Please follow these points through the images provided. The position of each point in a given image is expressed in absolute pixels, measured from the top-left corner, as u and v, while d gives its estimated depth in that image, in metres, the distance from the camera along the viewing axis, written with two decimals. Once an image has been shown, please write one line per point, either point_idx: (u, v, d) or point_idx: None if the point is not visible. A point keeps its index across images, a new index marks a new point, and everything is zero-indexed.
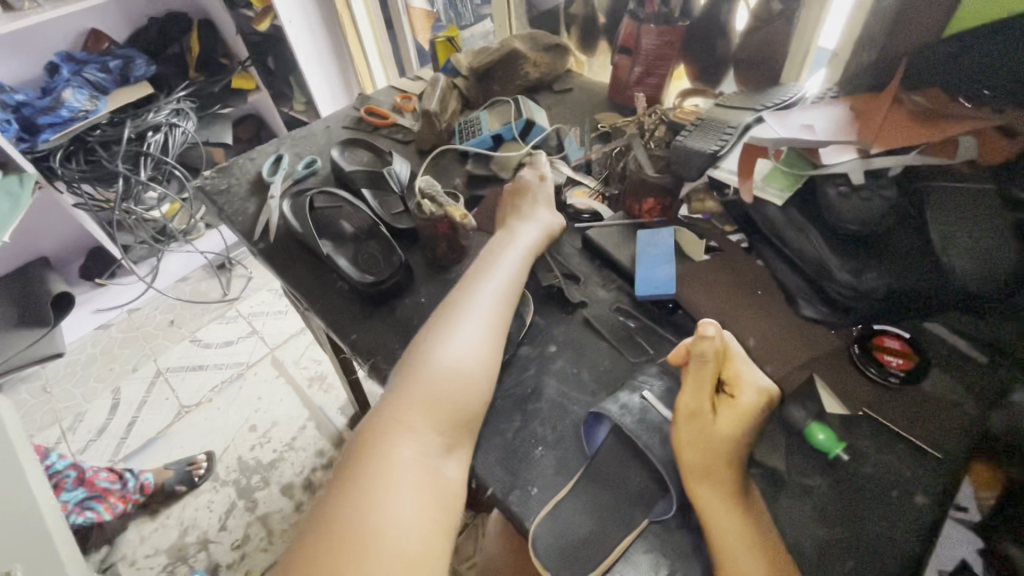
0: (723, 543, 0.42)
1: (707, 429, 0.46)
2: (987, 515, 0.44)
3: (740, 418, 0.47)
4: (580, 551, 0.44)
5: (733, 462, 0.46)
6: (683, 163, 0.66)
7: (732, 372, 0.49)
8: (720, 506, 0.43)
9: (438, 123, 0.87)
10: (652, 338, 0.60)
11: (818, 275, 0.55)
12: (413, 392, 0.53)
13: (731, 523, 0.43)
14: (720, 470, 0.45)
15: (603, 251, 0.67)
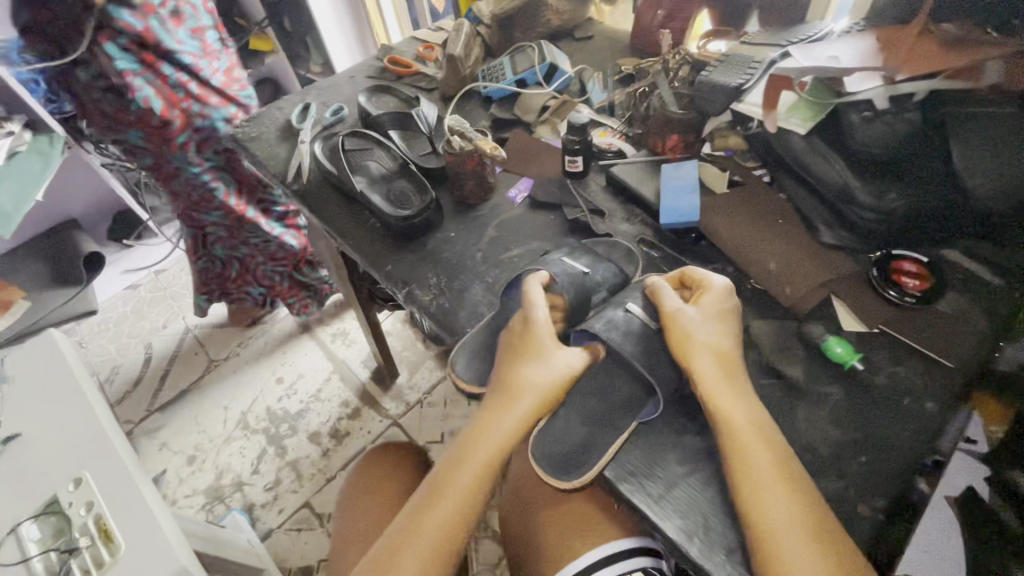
0: (743, 440, 0.44)
1: (689, 323, 0.50)
2: (995, 447, 0.47)
3: (721, 309, 0.52)
4: (577, 459, 0.49)
5: (729, 358, 0.49)
6: (708, 99, 0.67)
7: (700, 286, 0.54)
8: (720, 383, 0.47)
9: (463, 68, 0.88)
10: (675, 266, 0.62)
11: (839, 199, 0.58)
12: (404, 531, 0.49)
13: (732, 397, 0.47)
14: (729, 364, 0.49)
15: (627, 187, 0.69)
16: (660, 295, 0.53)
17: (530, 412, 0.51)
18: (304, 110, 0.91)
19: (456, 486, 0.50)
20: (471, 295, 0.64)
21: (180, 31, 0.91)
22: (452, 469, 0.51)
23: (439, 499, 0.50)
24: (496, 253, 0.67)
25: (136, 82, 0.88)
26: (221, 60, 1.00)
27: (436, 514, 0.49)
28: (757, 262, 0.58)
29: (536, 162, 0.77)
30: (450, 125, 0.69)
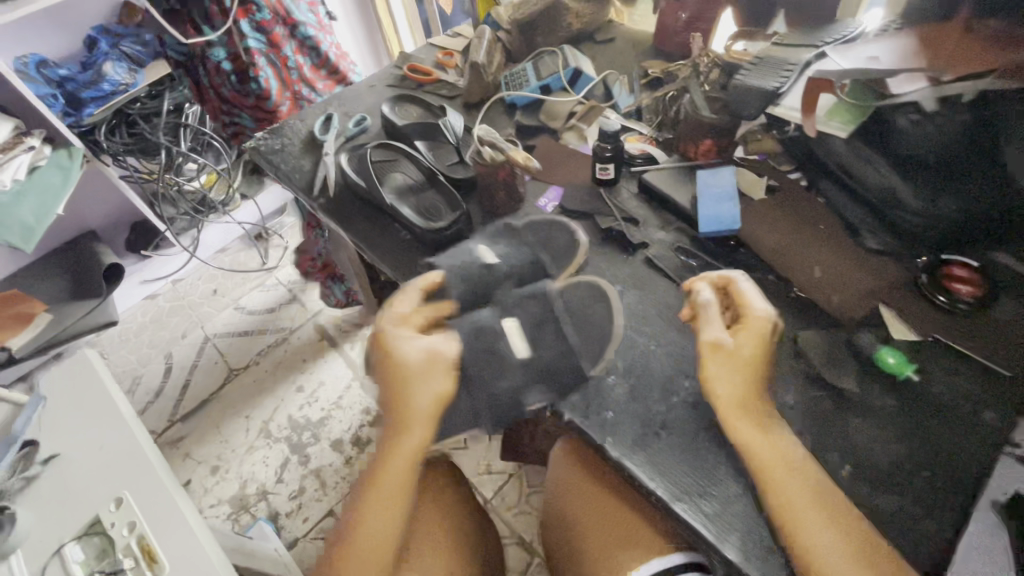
0: (778, 475, 0.44)
1: (733, 357, 0.47)
2: None
3: (763, 344, 0.48)
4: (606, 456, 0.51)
5: (760, 388, 0.47)
6: (742, 103, 0.66)
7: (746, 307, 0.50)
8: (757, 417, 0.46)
9: (486, 75, 0.87)
10: (714, 275, 0.61)
11: (887, 204, 0.57)
12: (344, 546, 0.52)
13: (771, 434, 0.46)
14: (753, 400, 0.47)
15: (661, 194, 0.68)
16: (705, 321, 0.50)
17: (427, 415, 0.51)
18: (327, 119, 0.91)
19: (380, 498, 0.52)
20: None
21: (303, 10, 1.34)
22: (371, 484, 0.52)
23: (363, 515, 0.52)
24: None
25: (261, 62, 1.29)
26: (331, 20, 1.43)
27: (364, 528, 0.52)
28: (803, 269, 0.57)
29: (565, 169, 0.76)
30: (479, 135, 0.71)
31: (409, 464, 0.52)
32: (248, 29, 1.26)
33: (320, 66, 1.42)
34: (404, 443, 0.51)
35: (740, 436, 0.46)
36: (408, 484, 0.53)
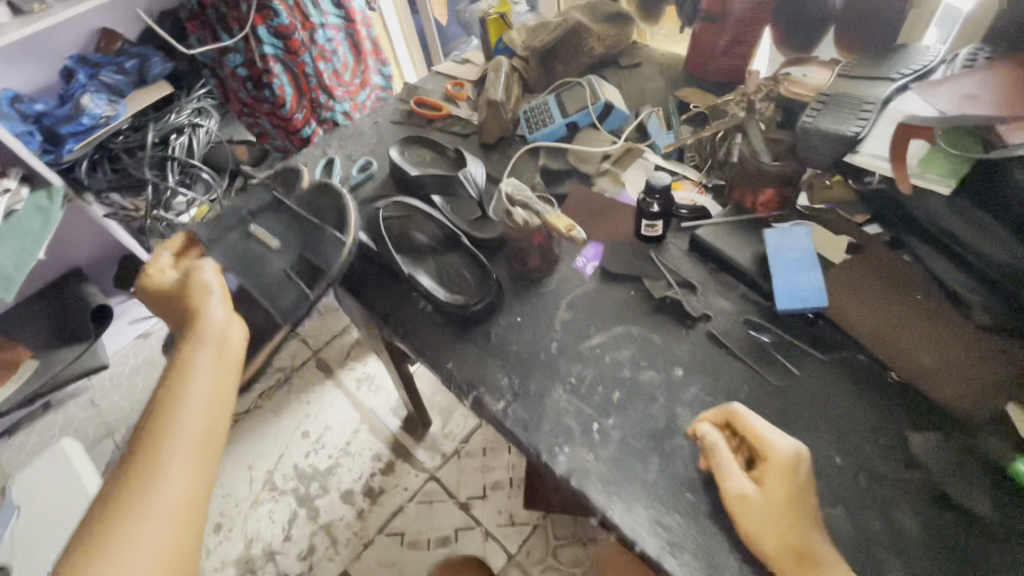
0: None
1: (761, 507, 0.42)
2: None
3: (792, 479, 0.42)
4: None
5: (812, 531, 0.40)
6: (812, 148, 0.57)
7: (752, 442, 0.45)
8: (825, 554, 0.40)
9: (505, 113, 0.78)
10: (793, 355, 0.52)
11: (1008, 279, 0.48)
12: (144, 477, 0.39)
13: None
14: (814, 550, 0.39)
15: (719, 255, 0.60)
16: (717, 456, 0.45)
17: (219, 332, 0.50)
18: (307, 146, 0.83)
19: (178, 395, 0.44)
20: (553, 400, 0.54)
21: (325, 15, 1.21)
22: (169, 401, 0.43)
23: (166, 419, 0.42)
24: (574, 342, 0.58)
25: (277, 67, 1.21)
26: (367, 31, 1.33)
27: (176, 419, 0.42)
28: (912, 355, 0.49)
29: (602, 222, 0.67)
30: (507, 193, 0.61)
31: (227, 366, 0.48)
32: (265, 34, 1.15)
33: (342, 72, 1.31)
34: (186, 358, 0.47)
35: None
36: (227, 405, 0.46)
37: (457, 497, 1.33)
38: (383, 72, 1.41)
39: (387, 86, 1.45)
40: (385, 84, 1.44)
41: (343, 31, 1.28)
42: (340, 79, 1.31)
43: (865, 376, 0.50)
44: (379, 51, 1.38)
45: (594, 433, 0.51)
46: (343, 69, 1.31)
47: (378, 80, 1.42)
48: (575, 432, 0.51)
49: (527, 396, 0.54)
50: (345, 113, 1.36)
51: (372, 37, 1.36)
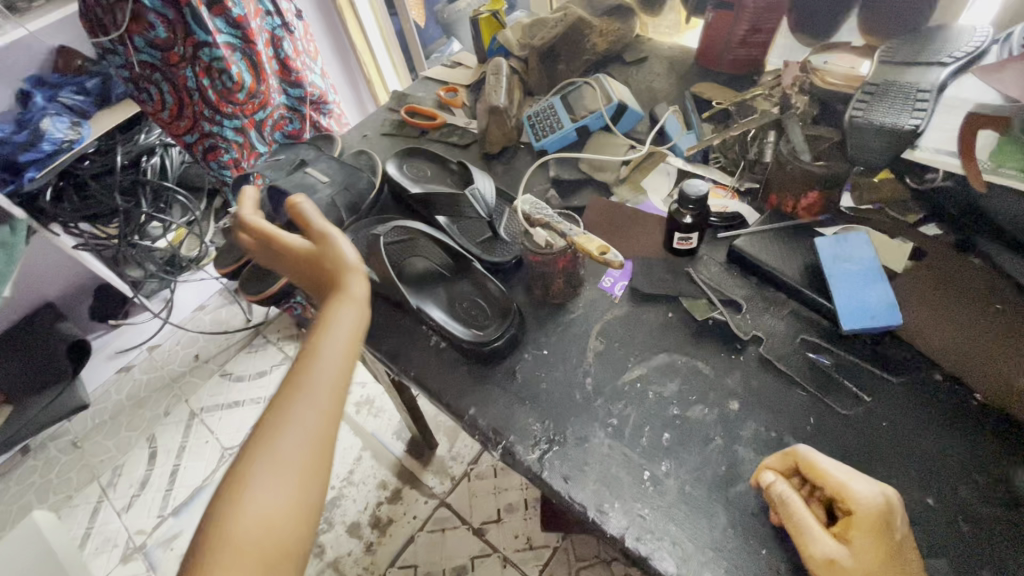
0: None
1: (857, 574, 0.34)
2: None
3: (883, 539, 0.34)
4: None
5: None
6: (861, 144, 0.50)
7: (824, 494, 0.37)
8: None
9: (508, 119, 0.72)
10: (861, 378, 0.47)
11: None
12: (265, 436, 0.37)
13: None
14: None
15: (764, 267, 0.53)
16: (792, 514, 0.37)
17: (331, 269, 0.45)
18: (331, 142, 0.79)
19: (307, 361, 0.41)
20: (594, 447, 0.47)
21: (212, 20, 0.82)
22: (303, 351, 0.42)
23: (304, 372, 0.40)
24: (610, 377, 0.51)
25: (156, 75, 0.88)
26: (282, 50, 0.97)
27: (311, 383, 0.40)
28: (996, 377, 0.43)
29: (625, 234, 0.61)
30: (523, 211, 0.54)
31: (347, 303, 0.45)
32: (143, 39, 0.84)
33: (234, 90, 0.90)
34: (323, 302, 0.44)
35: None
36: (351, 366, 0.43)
37: (470, 523, 1.26)
38: (292, 91, 1.03)
39: (300, 111, 1.06)
40: (295, 106, 1.05)
41: (246, 47, 0.89)
42: (233, 98, 0.90)
43: (948, 404, 0.44)
44: (292, 71, 1.00)
45: (647, 483, 0.45)
46: (238, 85, 0.89)
47: (285, 102, 1.03)
48: (625, 484, 0.45)
49: (567, 443, 0.48)
50: (236, 132, 0.96)
51: (286, 55, 0.98)
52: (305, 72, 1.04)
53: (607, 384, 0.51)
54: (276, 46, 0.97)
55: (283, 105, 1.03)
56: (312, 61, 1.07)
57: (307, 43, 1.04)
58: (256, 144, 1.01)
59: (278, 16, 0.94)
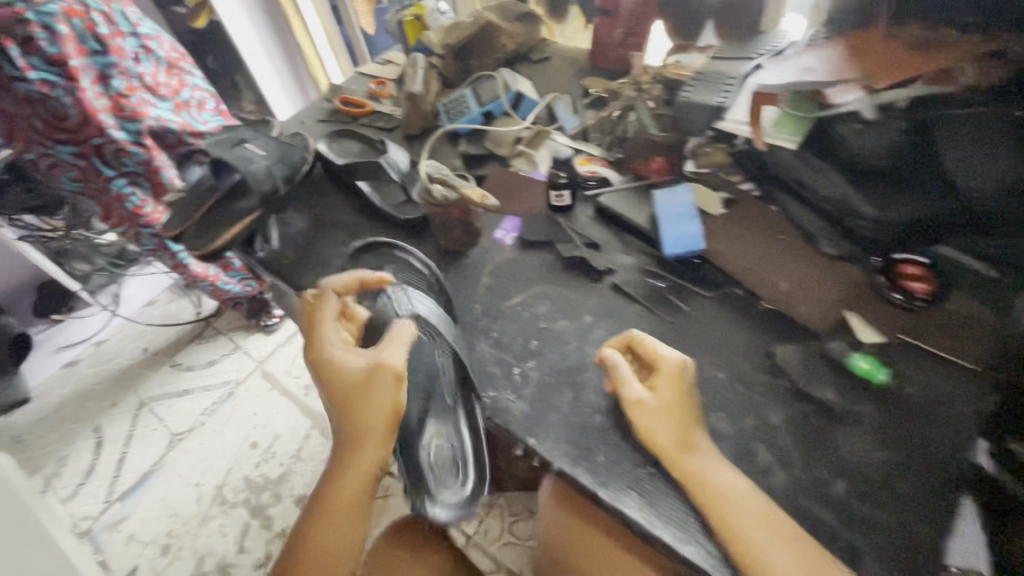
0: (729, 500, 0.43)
1: (653, 408, 0.47)
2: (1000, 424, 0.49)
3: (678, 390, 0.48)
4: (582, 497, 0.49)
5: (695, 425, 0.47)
6: (689, 119, 0.67)
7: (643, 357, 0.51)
8: (706, 455, 0.45)
9: (424, 105, 0.84)
10: (683, 295, 0.61)
11: (841, 214, 0.57)
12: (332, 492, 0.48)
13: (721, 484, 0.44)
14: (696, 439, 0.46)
15: (620, 217, 0.67)
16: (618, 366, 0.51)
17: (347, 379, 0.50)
18: (269, 125, 0.89)
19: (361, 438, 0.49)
20: (478, 354, 0.59)
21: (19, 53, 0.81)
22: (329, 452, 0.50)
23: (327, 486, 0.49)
24: (496, 303, 0.63)
25: None
26: (114, 86, 0.91)
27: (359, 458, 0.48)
28: (771, 283, 0.57)
29: (516, 195, 0.74)
30: (427, 172, 0.64)
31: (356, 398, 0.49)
32: None
33: (58, 121, 0.89)
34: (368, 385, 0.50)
35: (684, 479, 0.45)
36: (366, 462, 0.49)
37: None
38: (129, 127, 0.94)
39: (145, 146, 0.95)
40: (136, 142, 0.94)
41: (67, 82, 0.85)
42: (59, 125, 0.90)
43: (744, 308, 0.58)
44: (126, 107, 0.93)
45: (516, 376, 0.57)
46: (64, 114, 0.88)
47: (123, 138, 0.93)
48: (499, 377, 0.57)
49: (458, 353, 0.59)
50: (73, 157, 0.94)
51: (117, 91, 0.92)
52: (149, 108, 0.96)
53: (493, 308, 0.63)
54: (105, 83, 0.91)
55: (120, 142, 0.93)
56: (159, 96, 0.99)
57: (155, 82, 0.98)
58: (102, 170, 0.96)
59: (109, 54, 0.89)
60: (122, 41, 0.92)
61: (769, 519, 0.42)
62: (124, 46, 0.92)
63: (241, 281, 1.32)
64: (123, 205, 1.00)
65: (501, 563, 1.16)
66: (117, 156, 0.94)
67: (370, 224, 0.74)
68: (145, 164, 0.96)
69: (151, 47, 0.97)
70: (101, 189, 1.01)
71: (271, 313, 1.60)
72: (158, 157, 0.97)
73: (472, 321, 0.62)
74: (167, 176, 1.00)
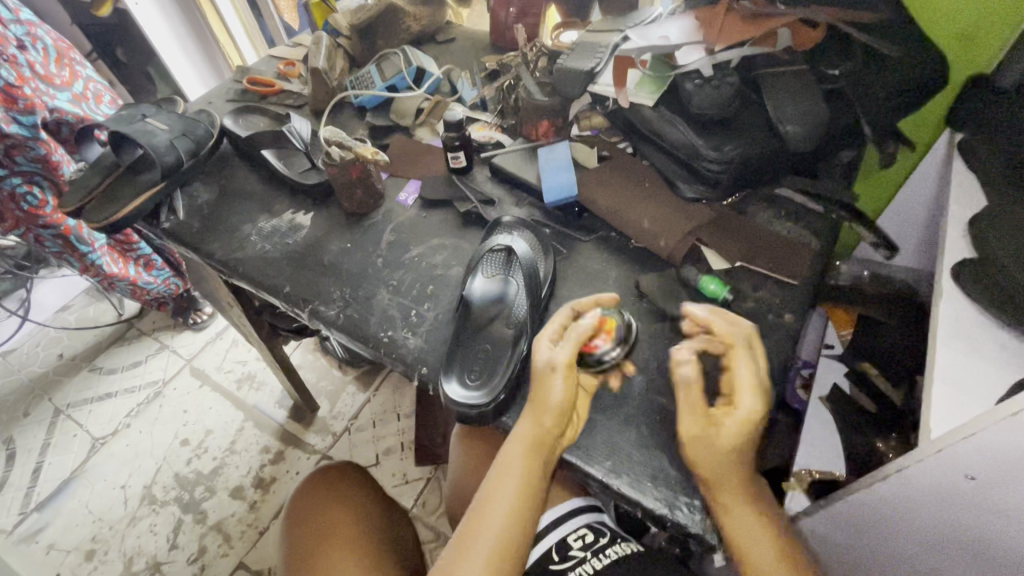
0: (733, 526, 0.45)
1: (708, 440, 0.45)
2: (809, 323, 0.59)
3: (747, 428, 0.45)
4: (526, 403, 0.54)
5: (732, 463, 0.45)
6: (566, 84, 0.73)
7: (750, 377, 0.47)
8: (731, 500, 0.45)
9: (330, 81, 0.87)
10: (565, 240, 0.67)
11: (689, 157, 0.65)
12: (489, 510, 0.48)
13: (755, 529, 0.45)
14: (732, 471, 0.45)
15: (510, 174, 0.73)
16: (735, 372, 0.48)
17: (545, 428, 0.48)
18: (173, 104, 0.90)
19: (506, 467, 0.49)
20: (378, 300, 0.64)
21: None
22: (499, 469, 0.49)
23: (476, 531, 0.48)
24: (397, 256, 0.68)
25: None
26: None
27: (506, 478, 0.48)
28: (635, 220, 0.64)
29: (417, 160, 0.78)
30: (325, 136, 0.69)
31: (545, 450, 0.48)
32: None
33: None
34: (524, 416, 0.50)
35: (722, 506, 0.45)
36: (528, 504, 0.48)
37: None
38: (24, 120, 0.91)
39: (42, 140, 0.94)
40: (32, 137, 0.92)
41: None
42: None
43: (616, 248, 0.66)
44: (19, 99, 0.89)
45: (413, 317, 0.62)
46: None
47: (18, 133, 0.91)
48: (397, 319, 0.62)
49: (358, 303, 0.63)
50: None
51: (6, 81, 0.87)
52: (42, 99, 0.93)
53: (394, 261, 0.67)
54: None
55: (15, 137, 0.91)
56: (54, 87, 0.96)
57: (47, 72, 0.95)
58: None
59: None
60: (3, 28, 0.87)
61: (767, 519, 0.46)
62: (5, 33, 0.87)
63: (165, 279, 1.29)
64: (18, 204, 0.99)
65: (440, 532, 1.13)
66: (12, 153, 0.93)
67: (277, 192, 0.77)
68: (44, 157, 0.95)
69: (36, 35, 0.93)
70: None
71: (200, 311, 1.50)
72: (57, 152, 0.97)
73: (376, 273, 0.66)
74: (68, 171, 1.00)
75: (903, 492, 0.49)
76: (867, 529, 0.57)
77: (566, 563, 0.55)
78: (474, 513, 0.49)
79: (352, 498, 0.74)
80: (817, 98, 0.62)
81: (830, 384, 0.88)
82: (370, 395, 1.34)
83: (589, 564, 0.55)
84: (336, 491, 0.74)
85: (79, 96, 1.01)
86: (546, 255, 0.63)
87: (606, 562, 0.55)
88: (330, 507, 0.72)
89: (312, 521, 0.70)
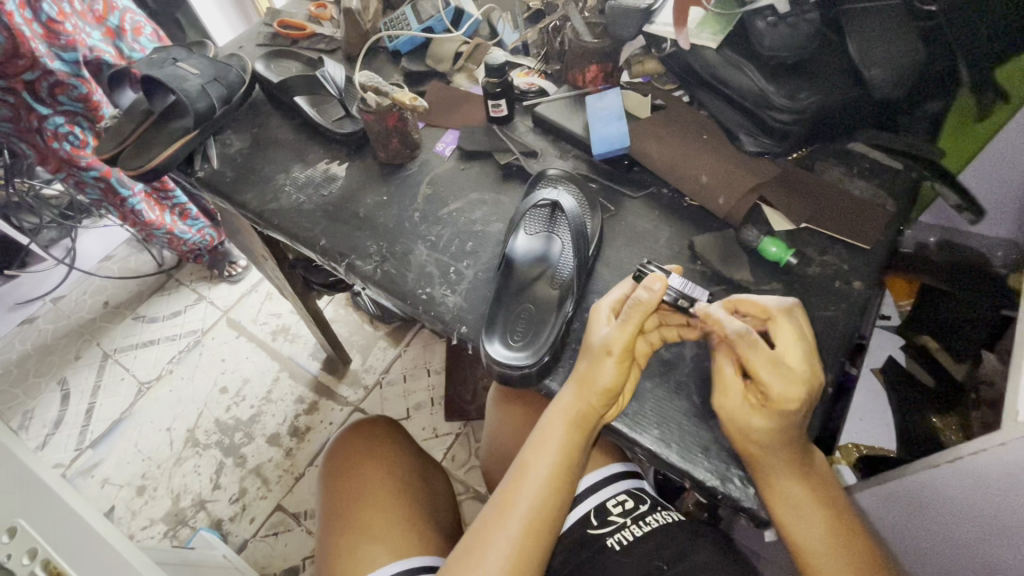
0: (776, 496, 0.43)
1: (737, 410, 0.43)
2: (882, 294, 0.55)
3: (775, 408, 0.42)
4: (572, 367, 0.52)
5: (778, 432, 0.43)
6: (618, 25, 0.67)
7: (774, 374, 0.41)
8: (778, 466, 0.43)
9: (363, 23, 0.82)
10: (613, 196, 0.63)
11: (755, 105, 0.59)
12: (529, 478, 0.47)
13: (799, 506, 0.43)
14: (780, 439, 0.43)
15: (555, 125, 0.68)
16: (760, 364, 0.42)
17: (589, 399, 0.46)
18: (204, 48, 0.87)
19: (547, 435, 0.48)
20: (416, 256, 0.61)
21: None
22: (541, 437, 0.48)
23: (512, 500, 0.46)
24: (434, 210, 0.65)
25: None
26: (43, 10, 0.84)
27: (548, 445, 0.47)
28: (692, 176, 0.60)
29: (455, 109, 0.74)
30: (360, 81, 0.64)
31: (588, 423, 0.47)
32: None
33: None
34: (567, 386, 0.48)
35: (770, 476, 0.43)
36: (567, 472, 0.47)
37: None
38: (67, 57, 0.90)
39: (84, 78, 0.93)
40: (75, 74, 0.91)
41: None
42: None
43: (668, 206, 0.62)
44: (61, 36, 0.88)
45: (452, 274, 0.59)
46: None
47: (61, 69, 0.90)
48: (436, 276, 0.59)
49: (396, 257, 0.61)
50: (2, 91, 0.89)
51: (48, 16, 0.85)
52: (82, 36, 0.91)
53: (432, 215, 0.64)
54: (34, 7, 0.83)
55: (58, 74, 0.90)
56: (88, 23, 0.92)
57: (82, 6, 0.92)
58: (37, 106, 0.92)
59: None
60: None
61: (826, 503, 0.44)
62: None
63: (200, 230, 1.30)
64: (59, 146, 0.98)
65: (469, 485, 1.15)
66: (55, 92, 0.91)
67: (310, 141, 0.74)
68: (85, 95, 0.94)
69: None
70: (32, 130, 0.96)
71: (235, 263, 1.51)
72: (97, 92, 0.96)
73: (415, 226, 0.64)
74: (107, 112, 0.99)
75: (975, 478, 0.46)
76: (928, 509, 0.54)
77: (604, 529, 0.54)
78: (513, 477, 0.48)
79: (386, 453, 0.74)
80: (909, 39, 0.55)
81: (886, 355, 0.87)
82: (401, 350, 1.35)
83: (628, 531, 0.53)
84: (371, 443, 0.75)
85: (115, 31, 0.97)
86: (593, 212, 0.60)
87: (647, 530, 0.53)
88: (365, 460, 0.72)
89: (350, 474, 0.71)
